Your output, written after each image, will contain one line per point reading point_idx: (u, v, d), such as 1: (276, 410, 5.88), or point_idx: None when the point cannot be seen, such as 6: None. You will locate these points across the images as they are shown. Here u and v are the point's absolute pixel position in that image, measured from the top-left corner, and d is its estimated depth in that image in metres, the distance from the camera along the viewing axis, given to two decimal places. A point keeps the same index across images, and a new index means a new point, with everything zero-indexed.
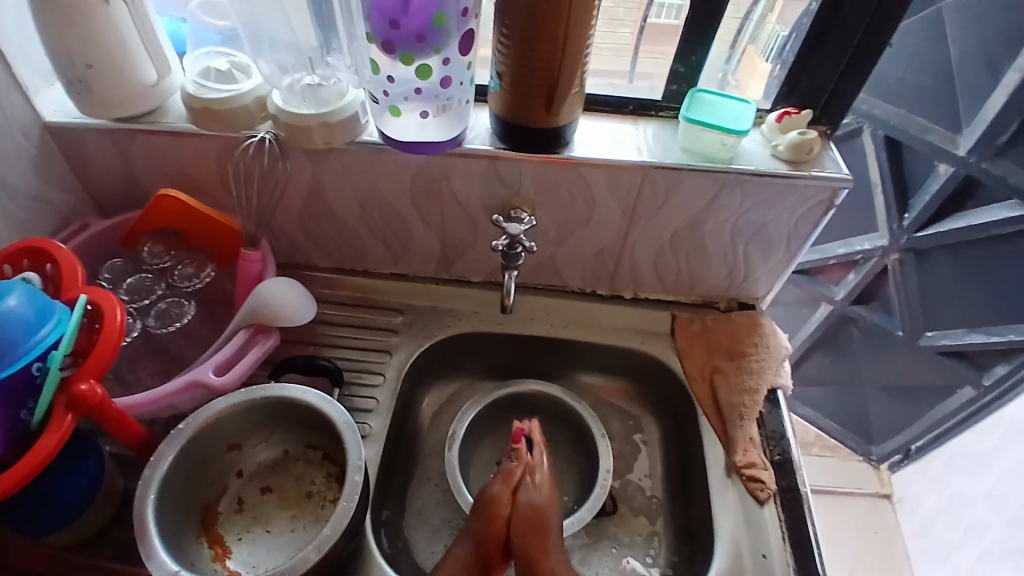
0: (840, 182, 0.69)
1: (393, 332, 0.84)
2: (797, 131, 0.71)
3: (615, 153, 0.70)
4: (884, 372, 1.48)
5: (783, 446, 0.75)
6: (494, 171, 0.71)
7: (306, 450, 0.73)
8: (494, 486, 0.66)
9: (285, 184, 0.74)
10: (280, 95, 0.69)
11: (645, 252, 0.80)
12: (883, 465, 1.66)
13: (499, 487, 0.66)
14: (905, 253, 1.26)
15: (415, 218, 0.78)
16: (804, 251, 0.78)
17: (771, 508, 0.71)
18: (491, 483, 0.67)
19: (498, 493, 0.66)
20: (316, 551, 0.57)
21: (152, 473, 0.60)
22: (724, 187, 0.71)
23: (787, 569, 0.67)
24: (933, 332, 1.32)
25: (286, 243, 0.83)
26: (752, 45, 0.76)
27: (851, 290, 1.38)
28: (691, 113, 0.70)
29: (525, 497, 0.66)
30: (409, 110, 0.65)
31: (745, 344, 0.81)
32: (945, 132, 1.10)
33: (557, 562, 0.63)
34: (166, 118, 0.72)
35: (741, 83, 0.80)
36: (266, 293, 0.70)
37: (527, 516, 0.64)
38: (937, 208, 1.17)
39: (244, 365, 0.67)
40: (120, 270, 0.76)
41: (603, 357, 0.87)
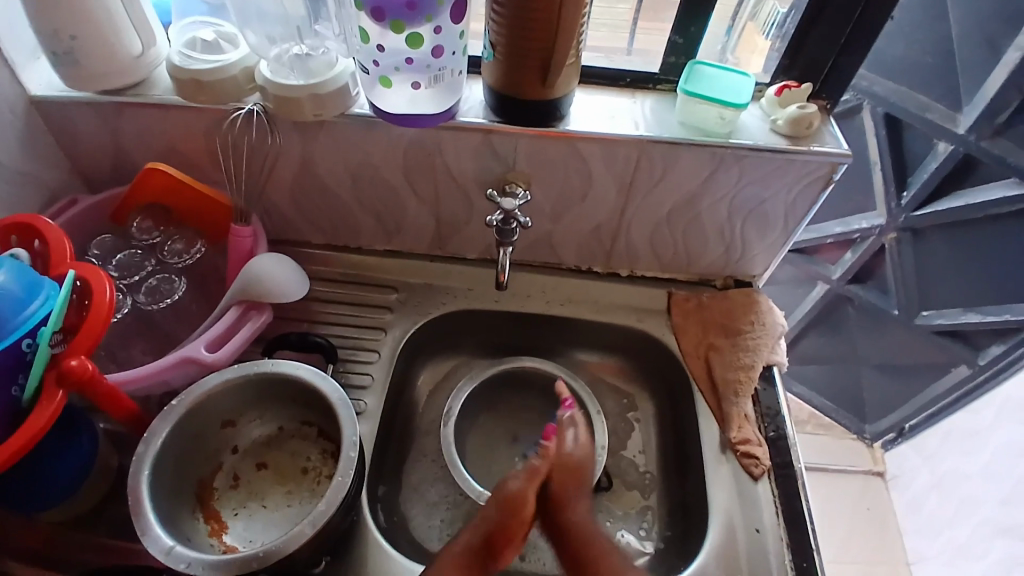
0: (839, 157, 0.68)
1: (387, 310, 0.83)
2: (796, 105, 0.69)
3: (611, 127, 0.69)
4: (880, 351, 1.48)
5: (778, 423, 0.75)
6: (488, 144, 0.69)
7: (301, 427, 0.73)
8: (519, 483, 0.63)
9: (276, 159, 0.73)
10: (267, 66, 0.67)
11: (641, 228, 0.79)
12: (876, 443, 1.68)
13: (523, 485, 0.63)
14: (903, 232, 1.26)
15: (408, 193, 0.77)
16: (802, 227, 0.77)
17: (765, 484, 0.71)
18: (513, 478, 0.64)
19: (521, 489, 0.63)
20: (312, 526, 0.57)
21: (146, 448, 0.60)
22: (722, 162, 0.70)
23: (780, 544, 0.67)
24: (928, 311, 1.32)
25: (278, 219, 0.82)
26: (752, 22, 0.76)
27: (848, 269, 1.38)
28: (690, 86, 0.69)
29: (568, 452, 0.67)
30: (399, 81, 0.64)
31: (741, 321, 0.81)
32: (945, 109, 1.08)
33: (585, 503, 0.65)
34: (152, 91, 0.70)
35: (741, 60, 0.78)
36: (257, 269, 0.69)
37: (567, 467, 0.66)
38: (936, 187, 1.17)
39: (236, 341, 0.66)
40: (109, 246, 0.75)
41: (598, 335, 0.87)
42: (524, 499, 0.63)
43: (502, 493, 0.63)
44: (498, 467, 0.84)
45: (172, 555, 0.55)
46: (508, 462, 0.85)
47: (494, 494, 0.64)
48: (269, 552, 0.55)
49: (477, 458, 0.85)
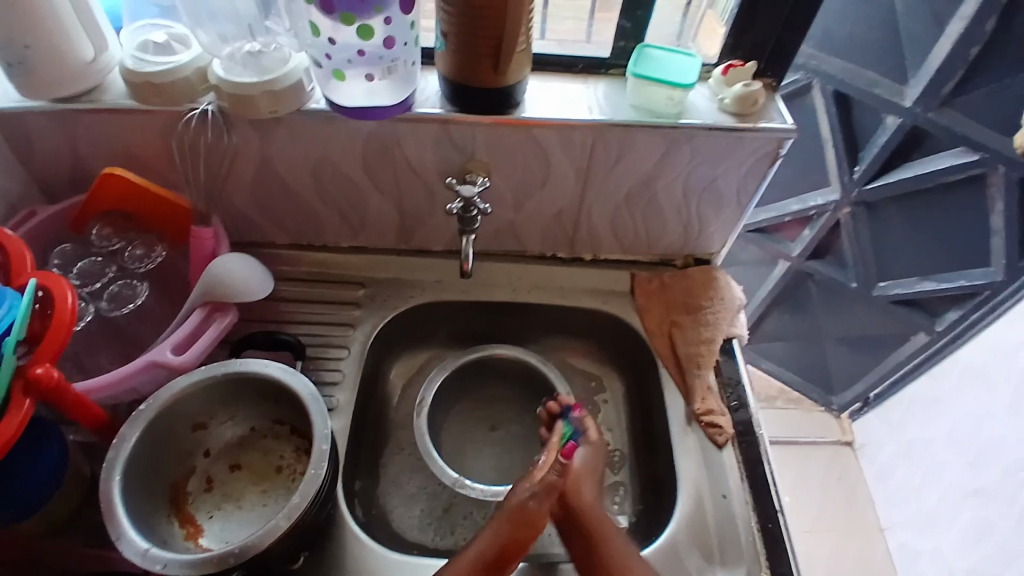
0: (785, 133, 0.71)
1: (355, 306, 0.84)
2: (742, 84, 0.72)
3: (566, 113, 0.71)
4: (842, 325, 1.54)
5: (739, 393, 0.77)
6: (446, 134, 0.70)
7: (272, 426, 0.73)
8: (533, 500, 0.63)
9: (233, 159, 0.73)
10: (220, 65, 0.66)
11: (602, 212, 0.81)
12: (844, 414, 1.73)
13: (538, 503, 0.63)
14: (857, 207, 1.30)
15: (370, 187, 0.77)
16: (754, 203, 0.79)
17: (729, 450, 0.73)
18: (525, 494, 0.64)
19: (536, 506, 0.63)
20: (287, 518, 0.57)
21: (115, 454, 0.59)
22: (675, 142, 0.72)
23: (746, 507, 0.70)
24: (885, 282, 1.38)
25: (238, 220, 0.82)
26: (712, 10, 0.79)
27: (807, 246, 1.43)
28: (639, 69, 0.71)
29: (579, 461, 0.68)
30: (353, 75, 0.65)
31: (701, 298, 0.83)
32: (892, 85, 1.13)
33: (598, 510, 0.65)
34: (106, 97, 0.70)
35: (701, 46, 0.81)
36: (220, 269, 0.69)
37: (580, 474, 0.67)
38: (886, 160, 1.21)
39: (202, 342, 0.66)
40: (69, 255, 0.74)
41: (566, 320, 0.88)
42: (538, 512, 0.63)
43: (514, 505, 0.63)
44: (476, 455, 0.85)
45: (148, 557, 0.55)
46: (483, 449, 0.86)
47: (501, 509, 0.63)
48: (245, 548, 0.55)
49: (453, 447, 0.86)
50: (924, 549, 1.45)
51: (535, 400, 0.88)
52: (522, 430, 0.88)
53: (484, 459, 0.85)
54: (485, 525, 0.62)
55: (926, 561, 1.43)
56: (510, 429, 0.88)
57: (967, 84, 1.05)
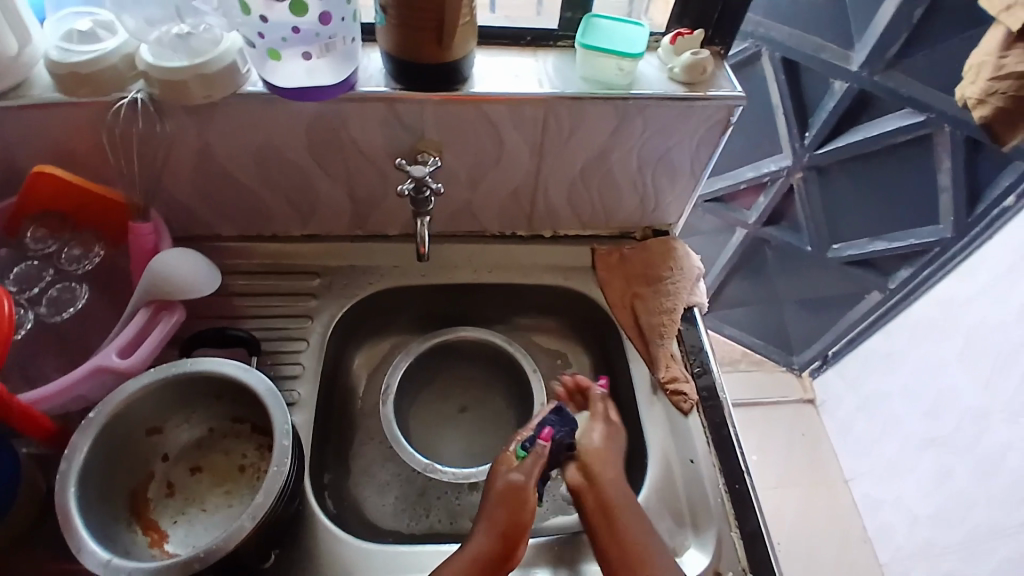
0: (734, 100, 0.71)
1: (312, 296, 0.82)
2: (690, 52, 0.71)
3: (516, 87, 0.69)
4: (799, 286, 1.58)
5: (701, 358, 0.79)
6: (393, 114, 0.68)
7: (232, 425, 0.71)
8: (519, 475, 0.63)
9: (170, 149, 0.69)
10: (148, 50, 0.63)
11: (558, 187, 0.80)
12: (805, 372, 1.79)
13: (525, 478, 0.63)
14: (809, 171, 1.33)
15: (318, 172, 0.75)
16: (708, 171, 0.80)
17: (695, 416, 0.75)
18: (513, 471, 0.64)
19: (521, 480, 0.63)
20: (252, 518, 0.56)
21: (68, 465, 0.56)
22: (626, 113, 0.71)
23: (713, 470, 0.71)
24: (839, 244, 1.41)
25: (180, 213, 0.78)
26: None
27: (762, 213, 1.46)
28: (587, 39, 0.70)
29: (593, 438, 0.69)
30: (289, 54, 0.62)
31: (660, 269, 0.83)
32: (838, 49, 1.14)
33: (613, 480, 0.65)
34: (34, 91, 0.64)
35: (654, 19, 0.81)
36: (162, 266, 0.65)
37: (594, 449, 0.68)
38: (835, 123, 1.23)
39: (149, 343, 0.63)
40: (3, 261, 0.69)
41: (529, 298, 0.88)
42: (527, 488, 0.63)
43: (502, 482, 0.63)
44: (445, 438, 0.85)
45: (110, 567, 0.53)
46: (453, 432, 0.86)
47: (492, 490, 0.63)
48: (211, 550, 0.54)
49: (422, 432, 0.85)
50: (886, 498, 1.50)
51: (501, 381, 0.88)
52: (490, 410, 0.87)
53: (454, 441, 0.85)
54: (483, 512, 0.62)
55: (891, 510, 1.49)
56: (479, 410, 0.88)
57: (911, 46, 1.07)
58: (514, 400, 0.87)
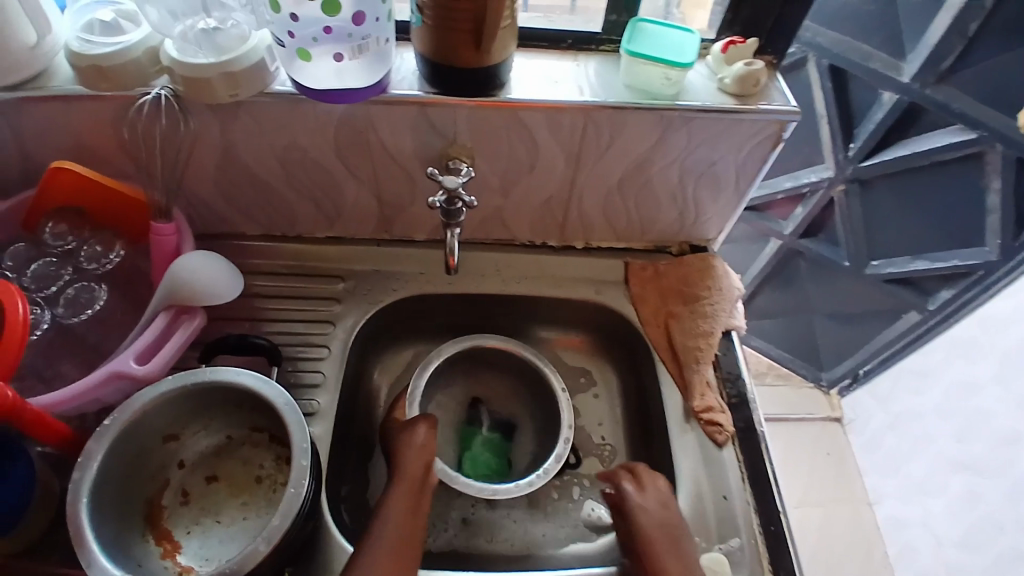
0: (788, 115, 0.66)
1: (334, 301, 0.79)
2: (743, 62, 0.67)
3: (554, 93, 0.65)
4: (831, 300, 1.52)
5: (740, 388, 0.76)
6: (425, 118, 0.65)
7: (250, 433, 0.69)
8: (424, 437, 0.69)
9: (193, 147, 0.67)
10: (174, 45, 0.60)
11: (593, 197, 0.76)
12: (833, 389, 1.72)
13: (424, 439, 0.69)
14: (851, 184, 1.26)
15: (345, 175, 0.72)
16: (753, 187, 0.76)
17: (729, 449, 0.72)
18: (418, 435, 0.69)
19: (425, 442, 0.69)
20: (266, 542, 0.53)
21: (81, 474, 0.55)
22: (671, 124, 0.67)
23: (747, 508, 0.69)
24: (878, 261, 1.35)
25: (205, 211, 0.76)
26: None
27: (799, 223, 1.40)
28: (632, 45, 0.66)
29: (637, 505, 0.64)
30: (320, 54, 0.59)
31: (698, 288, 0.80)
32: (888, 59, 1.07)
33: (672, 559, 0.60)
34: (52, 83, 0.62)
35: (687, 16, 0.77)
36: (185, 271, 0.63)
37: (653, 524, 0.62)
38: (884, 135, 1.17)
39: (168, 350, 0.61)
40: (23, 256, 0.68)
41: (558, 310, 0.85)
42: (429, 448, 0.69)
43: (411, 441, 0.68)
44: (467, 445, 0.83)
45: None
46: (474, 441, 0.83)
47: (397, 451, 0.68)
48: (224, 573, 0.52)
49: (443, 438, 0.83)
50: (912, 521, 1.47)
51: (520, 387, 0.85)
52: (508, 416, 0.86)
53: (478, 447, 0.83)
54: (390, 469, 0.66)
55: (915, 530, 1.45)
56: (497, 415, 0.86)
57: (968, 57, 1.00)
58: (537, 409, 0.84)
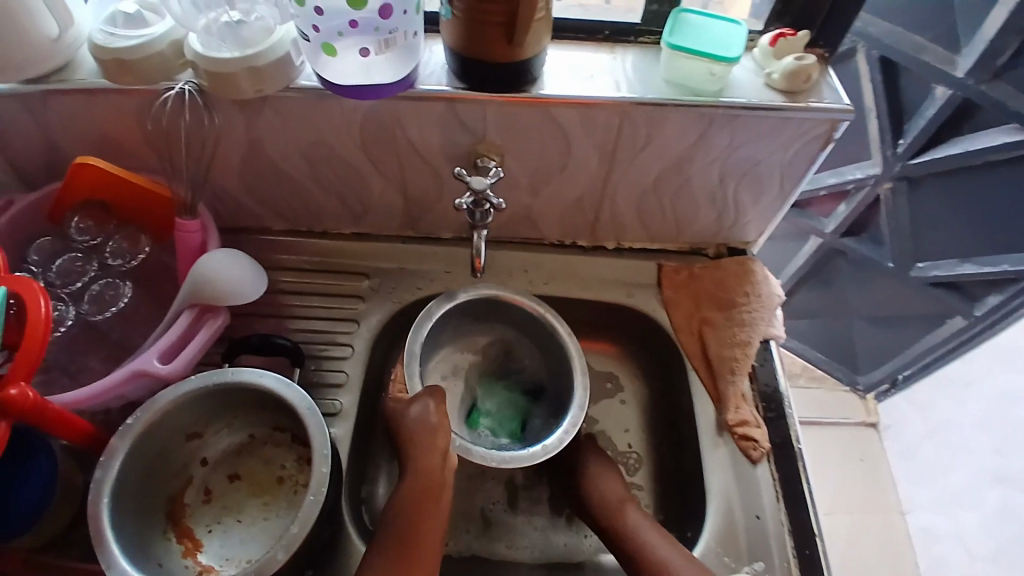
0: (840, 114, 0.62)
1: (359, 299, 0.77)
2: (793, 56, 0.63)
3: (589, 88, 0.62)
4: (873, 301, 1.39)
5: (777, 402, 0.72)
6: (453, 114, 0.62)
7: (273, 432, 0.68)
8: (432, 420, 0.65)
9: (219, 142, 0.66)
10: (198, 38, 0.59)
11: (626, 197, 0.73)
12: (869, 394, 1.60)
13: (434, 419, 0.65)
14: (898, 182, 1.15)
15: (371, 170, 0.70)
16: (799, 189, 0.71)
17: (764, 466, 0.69)
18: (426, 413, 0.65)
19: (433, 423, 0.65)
20: (284, 550, 0.52)
21: (102, 474, 0.55)
22: (713, 122, 0.63)
23: (780, 528, 0.66)
24: (923, 263, 1.24)
25: (231, 205, 0.75)
26: None
27: (842, 222, 1.27)
28: (674, 38, 0.62)
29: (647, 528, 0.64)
30: (346, 48, 0.57)
31: (735, 293, 0.76)
32: (942, 51, 0.97)
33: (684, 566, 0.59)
34: (77, 75, 0.62)
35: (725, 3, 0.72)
36: (208, 270, 0.62)
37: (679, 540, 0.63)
38: (932, 135, 1.06)
39: (190, 350, 0.60)
40: (48, 250, 0.68)
41: (587, 313, 0.82)
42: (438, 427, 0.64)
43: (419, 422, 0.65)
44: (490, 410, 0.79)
45: None
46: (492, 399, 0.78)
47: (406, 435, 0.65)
48: None
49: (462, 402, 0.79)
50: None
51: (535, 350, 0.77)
52: (526, 382, 0.79)
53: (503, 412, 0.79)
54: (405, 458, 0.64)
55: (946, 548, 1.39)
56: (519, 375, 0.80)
57: None
58: (549, 378, 0.76)
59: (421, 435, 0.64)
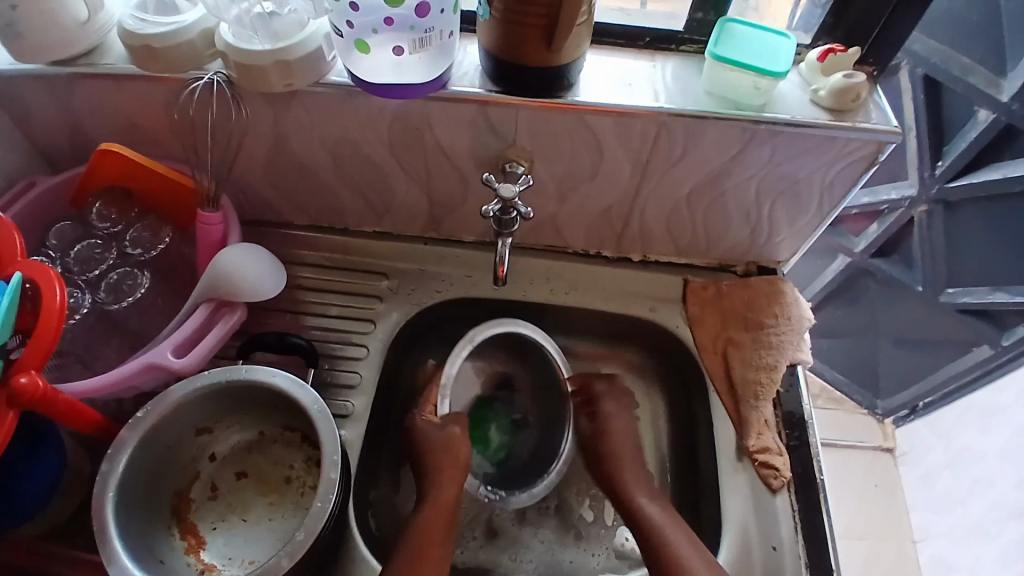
0: (887, 135, 0.59)
1: (377, 299, 0.76)
2: (842, 73, 0.60)
3: (626, 97, 0.60)
4: (900, 324, 1.33)
5: (801, 430, 0.69)
6: (484, 118, 0.61)
7: (283, 431, 0.67)
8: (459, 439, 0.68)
9: (245, 134, 0.65)
10: (228, 29, 0.57)
11: (657, 210, 0.71)
12: (888, 419, 1.55)
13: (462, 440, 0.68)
14: (935, 205, 1.09)
15: (397, 170, 0.68)
16: (838, 211, 0.68)
17: (784, 496, 0.66)
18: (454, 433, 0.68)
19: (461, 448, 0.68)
20: (288, 557, 0.51)
21: (109, 468, 0.54)
22: (754, 138, 0.61)
23: (798, 563, 0.63)
24: (954, 289, 1.17)
25: (253, 197, 0.74)
26: None
27: (873, 242, 1.22)
28: (719, 49, 0.59)
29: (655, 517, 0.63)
30: (378, 45, 0.54)
31: (763, 314, 0.74)
32: (987, 74, 0.92)
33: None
34: (105, 60, 0.61)
35: (771, 12, 0.69)
36: (226, 264, 0.61)
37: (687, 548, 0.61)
38: (972, 159, 1.00)
39: (206, 344, 0.59)
40: (69, 237, 0.67)
41: (608, 326, 0.80)
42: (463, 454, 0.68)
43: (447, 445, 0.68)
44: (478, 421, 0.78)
45: None
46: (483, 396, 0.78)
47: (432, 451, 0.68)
48: None
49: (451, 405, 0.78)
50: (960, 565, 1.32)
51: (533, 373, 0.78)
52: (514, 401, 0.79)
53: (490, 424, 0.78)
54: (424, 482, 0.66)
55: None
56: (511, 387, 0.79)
57: None
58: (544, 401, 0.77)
59: (444, 459, 0.67)
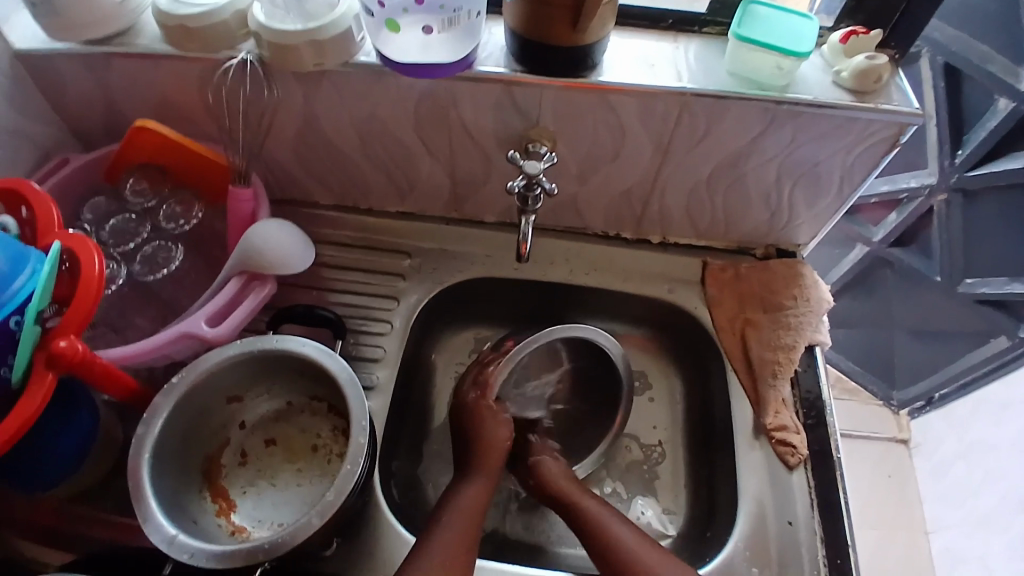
0: (910, 118, 0.59)
1: (400, 277, 0.78)
2: (865, 55, 0.61)
3: (650, 78, 0.61)
4: (915, 315, 1.31)
5: (818, 409, 0.71)
6: (509, 97, 0.62)
7: (310, 402, 0.69)
8: (485, 427, 0.71)
9: (274, 113, 0.67)
10: (262, 8, 0.59)
11: (677, 192, 0.72)
12: (903, 410, 1.54)
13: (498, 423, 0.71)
14: (954, 194, 1.08)
15: (422, 150, 0.70)
16: (859, 193, 0.69)
17: (799, 472, 0.68)
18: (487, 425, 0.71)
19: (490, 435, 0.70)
20: (319, 517, 0.53)
21: (145, 430, 0.56)
22: (776, 119, 0.62)
23: (812, 536, 0.64)
24: (972, 279, 1.16)
25: (280, 175, 0.76)
26: None
27: (891, 231, 1.21)
28: (742, 30, 0.60)
29: None
30: (409, 25, 0.57)
31: (782, 296, 0.74)
32: (1007, 63, 0.91)
33: None
34: (139, 39, 0.63)
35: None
36: (258, 238, 0.63)
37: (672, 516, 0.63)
38: (993, 146, 0.99)
39: (237, 315, 0.61)
40: (103, 210, 0.70)
41: (627, 307, 0.81)
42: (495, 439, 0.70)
43: (485, 435, 0.70)
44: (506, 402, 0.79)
45: (175, 545, 0.52)
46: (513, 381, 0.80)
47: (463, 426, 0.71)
48: (277, 543, 0.52)
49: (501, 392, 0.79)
50: (970, 556, 1.29)
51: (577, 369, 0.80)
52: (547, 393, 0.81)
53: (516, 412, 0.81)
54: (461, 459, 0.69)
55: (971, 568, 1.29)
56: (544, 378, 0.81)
57: None
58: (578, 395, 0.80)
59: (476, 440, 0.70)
